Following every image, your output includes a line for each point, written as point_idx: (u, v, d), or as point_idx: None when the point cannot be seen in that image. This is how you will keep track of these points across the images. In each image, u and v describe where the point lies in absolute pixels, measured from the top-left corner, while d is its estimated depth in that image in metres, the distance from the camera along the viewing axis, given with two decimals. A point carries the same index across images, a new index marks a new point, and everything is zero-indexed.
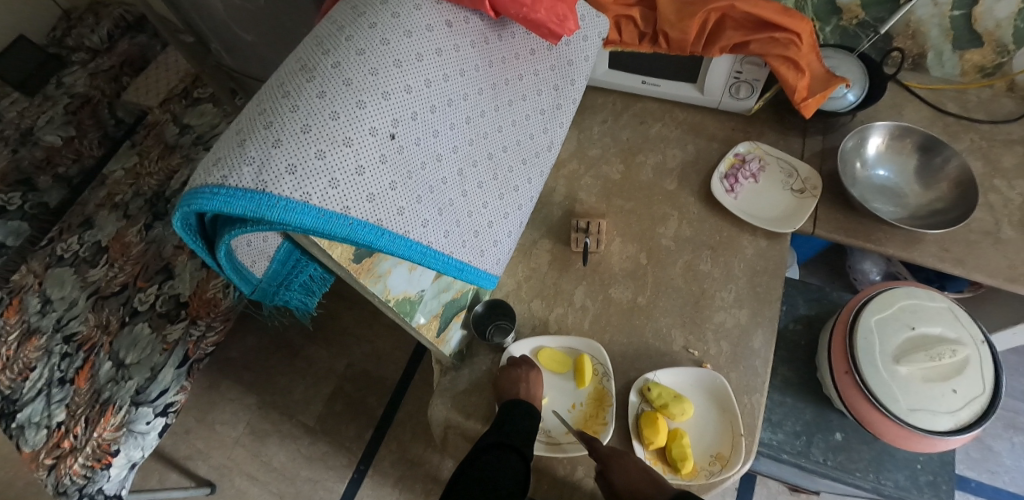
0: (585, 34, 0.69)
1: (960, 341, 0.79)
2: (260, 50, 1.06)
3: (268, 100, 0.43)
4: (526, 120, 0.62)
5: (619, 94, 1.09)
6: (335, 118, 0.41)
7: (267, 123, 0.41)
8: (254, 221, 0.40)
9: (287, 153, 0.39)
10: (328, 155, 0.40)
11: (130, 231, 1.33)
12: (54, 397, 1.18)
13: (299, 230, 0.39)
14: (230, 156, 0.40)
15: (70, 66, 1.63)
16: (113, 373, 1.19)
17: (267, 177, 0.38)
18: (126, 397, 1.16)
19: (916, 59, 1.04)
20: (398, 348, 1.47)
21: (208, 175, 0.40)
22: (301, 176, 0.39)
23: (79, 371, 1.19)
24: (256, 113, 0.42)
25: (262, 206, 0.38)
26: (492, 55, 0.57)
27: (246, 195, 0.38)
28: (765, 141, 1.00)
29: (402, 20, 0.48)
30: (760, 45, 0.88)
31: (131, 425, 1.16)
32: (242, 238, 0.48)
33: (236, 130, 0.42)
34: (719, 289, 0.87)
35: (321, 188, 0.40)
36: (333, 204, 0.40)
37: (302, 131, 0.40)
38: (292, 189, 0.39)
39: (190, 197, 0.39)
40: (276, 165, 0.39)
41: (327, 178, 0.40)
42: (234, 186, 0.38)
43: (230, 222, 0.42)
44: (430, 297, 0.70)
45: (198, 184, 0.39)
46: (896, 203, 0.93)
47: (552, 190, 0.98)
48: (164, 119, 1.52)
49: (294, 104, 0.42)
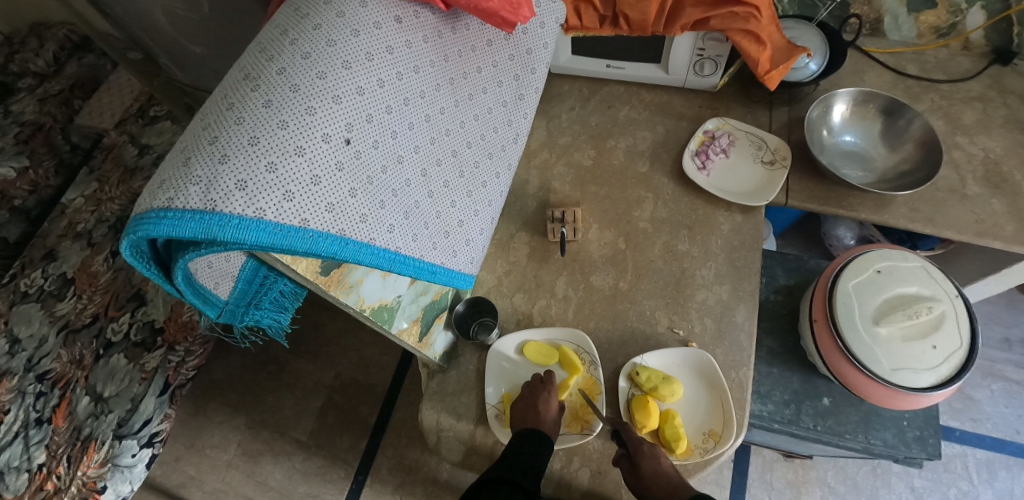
0: (542, 20, 0.68)
1: (935, 297, 0.80)
2: (211, 62, 1.03)
3: (212, 114, 0.41)
4: (487, 113, 0.61)
5: (585, 80, 1.08)
6: (284, 127, 0.40)
7: (212, 138, 0.39)
8: (208, 243, 0.38)
9: (235, 168, 0.38)
10: (280, 167, 0.39)
11: (95, 260, 1.27)
12: (33, 439, 1.08)
13: (257, 248, 0.38)
14: (175, 176, 0.38)
15: (15, 93, 1.54)
16: (92, 408, 1.16)
17: (216, 196, 0.37)
18: (108, 431, 1.15)
19: (874, 24, 1.04)
20: (385, 354, 1.46)
21: (153, 198, 0.38)
22: (252, 191, 0.37)
23: (57, 410, 1.12)
24: (201, 128, 0.40)
25: (213, 226, 0.36)
26: (447, 49, 0.55)
27: (196, 216, 0.36)
28: (732, 116, 1.00)
29: (348, 20, 0.46)
30: (721, 20, 0.87)
31: (116, 459, 1.17)
32: (199, 262, 0.45)
33: (181, 148, 0.40)
34: (698, 268, 0.87)
35: (276, 202, 0.38)
36: (290, 217, 0.39)
37: (250, 144, 0.39)
38: (244, 205, 0.37)
39: (136, 223, 0.37)
40: (225, 181, 0.37)
41: (280, 191, 0.38)
42: (181, 208, 0.36)
43: (184, 246, 0.40)
44: (409, 301, 0.68)
45: (144, 209, 0.37)
46: (865, 168, 0.94)
47: (525, 182, 0.97)
48: (121, 142, 1.47)
49: (240, 116, 0.40)
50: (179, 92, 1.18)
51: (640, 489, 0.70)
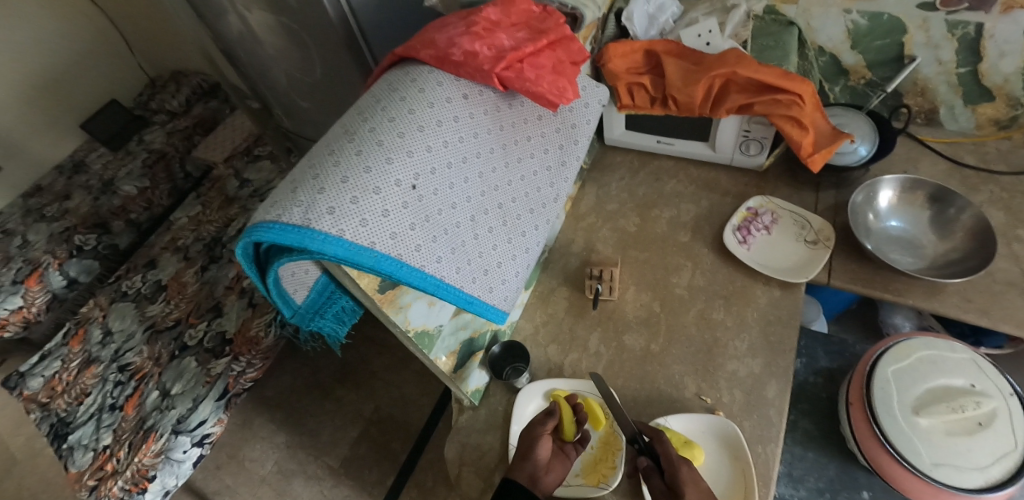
0: (587, 101, 0.78)
1: (985, 392, 0.77)
2: (313, 114, 1.19)
3: (316, 157, 0.53)
4: (534, 175, 0.70)
5: (637, 154, 1.16)
6: (368, 171, 0.51)
7: (315, 174, 0.51)
8: (299, 251, 0.49)
9: (328, 197, 0.48)
10: (361, 200, 0.49)
11: (187, 272, 1.49)
12: (104, 422, 1.26)
13: (335, 260, 0.48)
14: (284, 199, 0.49)
15: (151, 126, 1.92)
16: (159, 402, 1.27)
17: (312, 216, 0.47)
18: (168, 425, 1.23)
19: (928, 114, 1.07)
20: (424, 395, 1.52)
21: (266, 214, 0.49)
22: (338, 216, 0.48)
23: (129, 399, 1.28)
24: (307, 167, 0.52)
25: (306, 238, 0.46)
26: (505, 120, 0.66)
27: (295, 229, 0.47)
28: (778, 196, 1.03)
29: (427, 94, 0.58)
30: (764, 106, 0.92)
31: (169, 452, 1.21)
32: (286, 268, 0.55)
33: (290, 180, 0.52)
34: (731, 338, 0.89)
35: (354, 226, 0.48)
36: (363, 239, 0.49)
37: (341, 181, 0.50)
38: (331, 226, 0.47)
39: (251, 230, 0.48)
40: (319, 207, 0.48)
41: (359, 218, 0.49)
42: (286, 222, 0.47)
43: (280, 252, 0.50)
44: (448, 333, 0.75)
45: (258, 221, 0.49)
46: (915, 255, 0.93)
47: (570, 242, 1.04)
48: (226, 174, 1.72)
49: (337, 160, 0.52)
50: (285, 138, 1.38)
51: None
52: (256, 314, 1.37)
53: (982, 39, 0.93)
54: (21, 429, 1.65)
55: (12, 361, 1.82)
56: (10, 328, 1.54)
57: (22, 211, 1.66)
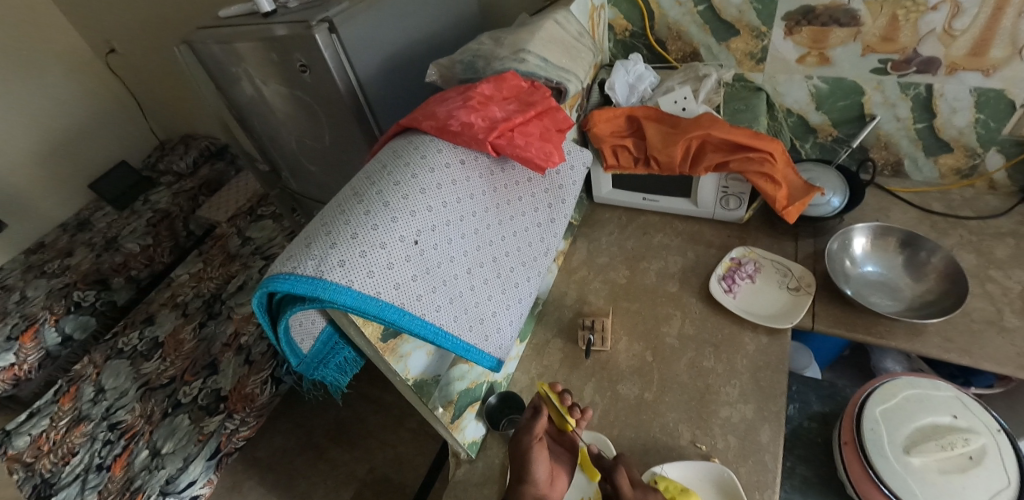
0: (572, 163, 0.84)
1: (973, 429, 0.79)
2: (320, 177, 1.26)
3: (328, 216, 0.59)
4: (526, 230, 0.76)
5: (625, 210, 1.23)
6: (375, 228, 0.56)
7: (327, 231, 0.56)
8: (310, 300, 0.53)
9: (340, 251, 0.54)
10: (368, 254, 0.54)
11: (185, 329, 1.51)
12: (90, 482, 1.25)
13: (343, 307, 0.52)
14: (299, 253, 0.54)
15: (158, 188, 2.02)
16: (148, 462, 1.26)
17: (324, 268, 0.52)
18: (156, 486, 1.21)
19: (895, 166, 1.14)
20: (421, 453, 1.50)
21: (282, 266, 0.54)
22: (348, 268, 0.53)
23: (117, 459, 1.28)
24: (320, 224, 0.58)
25: (318, 287, 0.51)
26: (499, 182, 0.72)
27: (308, 280, 0.52)
28: (760, 246, 1.09)
29: (428, 160, 0.65)
30: (739, 163, 0.99)
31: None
32: (295, 317, 0.59)
33: (303, 236, 0.57)
34: (723, 385, 0.91)
35: (362, 277, 0.53)
36: (369, 289, 0.54)
37: (351, 237, 0.55)
38: (341, 277, 0.52)
39: (268, 280, 0.53)
40: (331, 260, 0.53)
41: (366, 270, 0.54)
42: (300, 274, 0.52)
43: (291, 302, 0.55)
44: (446, 383, 0.78)
45: (274, 273, 0.54)
46: (893, 297, 0.97)
47: (563, 294, 1.09)
48: (229, 233, 1.79)
49: (347, 219, 0.57)
50: (291, 199, 1.45)
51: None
52: (252, 372, 1.38)
53: (934, 98, 1.02)
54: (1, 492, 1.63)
55: None
56: None
57: (23, 267, 1.77)
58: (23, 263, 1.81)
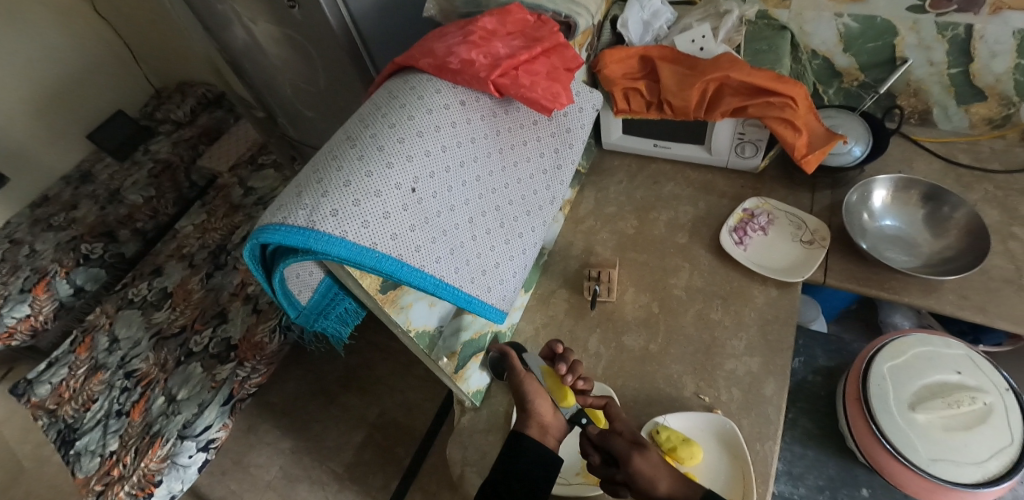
0: (581, 106, 0.79)
1: (981, 388, 0.78)
2: (319, 123, 1.21)
3: (320, 162, 0.55)
4: (531, 178, 0.72)
5: (635, 157, 1.18)
6: (369, 175, 0.53)
7: (318, 179, 0.53)
8: (303, 252, 0.51)
9: (332, 200, 0.51)
10: (362, 203, 0.51)
11: (192, 280, 1.50)
12: (111, 427, 1.28)
13: (338, 260, 0.50)
14: (290, 203, 0.51)
15: (156, 137, 1.97)
16: (165, 407, 1.28)
17: (316, 218, 0.50)
18: (174, 431, 1.23)
19: (923, 115, 1.08)
20: (427, 399, 1.53)
21: (272, 217, 0.51)
22: (341, 218, 0.50)
23: (135, 405, 1.30)
24: (311, 171, 0.55)
25: (310, 239, 0.49)
26: (502, 125, 0.68)
27: (300, 231, 0.49)
28: (775, 197, 1.05)
29: (425, 100, 0.60)
30: (758, 108, 0.94)
31: (174, 457, 1.21)
32: (291, 270, 0.56)
33: (294, 184, 0.54)
34: (729, 337, 0.90)
35: (356, 227, 0.51)
36: (365, 240, 0.51)
37: (344, 185, 0.52)
38: (334, 227, 0.50)
39: (258, 232, 0.51)
40: (323, 209, 0.50)
41: (361, 220, 0.51)
42: (291, 225, 0.50)
43: (285, 254, 0.52)
44: (449, 334, 0.78)
45: (264, 224, 0.51)
46: (910, 253, 0.94)
47: (569, 244, 1.06)
48: (231, 182, 1.75)
49: (339, 165, 0.54)
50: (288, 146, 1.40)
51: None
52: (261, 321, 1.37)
53: (973, 40, 0.95)
54: (29, 436, 1.67)
55: (19, 369, 1.84)
56: (18, 337, 1.55)
57: (29, 221, 1.70)
58: (29, 217, 1.75)
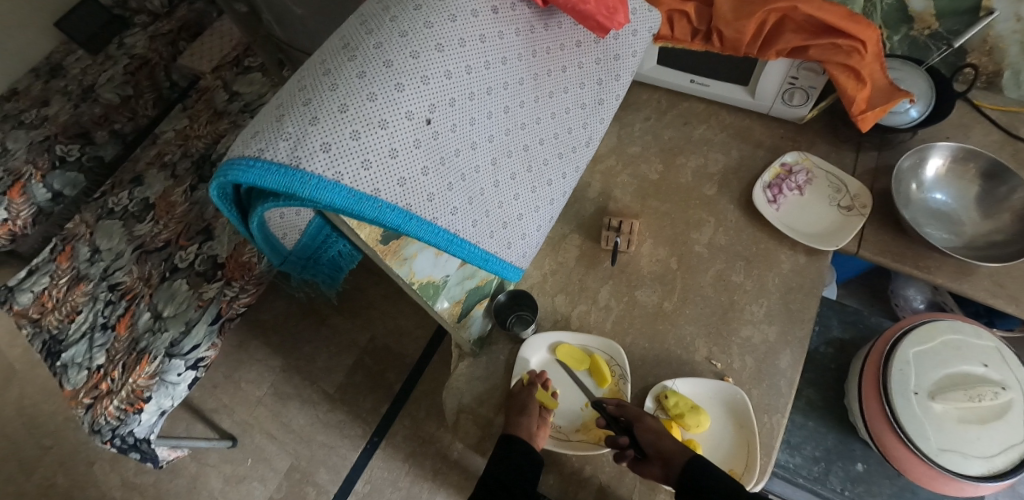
0: (636, 28, 0.67)
1: (1004, 383, 0.75)
2: (309, 23, 1.07)
3: (310, 77, 0.44)
4: (565, 113, 0.61)
5: (666, 92, 1.05)
6: (373, 99, 0.42)
7: (306, 99, 0.42)
8: (286, 196, 0.41)
9: (323, 130, 0.40)
10: (362, 136, 0.41)
11: (176, 191, 1.35)
12: (97, 341, 1.19)
13: (329, 209, 0.41)
14: (268, 129, 0.41)
15: (131, 28, 1.56)
16: (151, 324, 1.20)
17: (302, 154, 0.40)
18: (161, 348, 1.16)
19: (991, 77, 0.98)
20: (419, 327, 1.49)
21: (245, 147, 0.41)
22: (334, 155, 0.40)
23: (121, 319, 1.21)
24: (298, 89, 0.44)
25: (293, 181, 0.39)
26: (537, 44, 0.56)
27: (280, 169, 0.39)
28: (815, 153, 0.95)
29: (447, 4, 0.48)
30: (820, 51, 0.82)
31: (163, 374, 1.15)
32: (274, 211, 0.49)
33: (276, 104, 0.43)
34: (749, 303, 0.85)
35: (353, 169, 0.41)
36: (364, 185, 0.41)
37: (339, 110, 0.41)
38: (325, 167, 0.40)
39: (227, 167, 0.41)
40: (312, 142, 0.40)
41: (360, 158, 0.41)
42: (270, 160, 0.40)
43: (262, 196, 0.43)
44: (454, 283, 0.70)
45: (236, 155, 0.41)
46: (951, 231, 0.87)
47: (586, 185, 0.97)
48: (215, 86, 1.51)
49: (334, 83, 0.43)
50: (275, 46, 1.22)
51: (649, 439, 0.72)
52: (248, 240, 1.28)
53: None
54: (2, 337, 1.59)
55: None
56: None
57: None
58: None
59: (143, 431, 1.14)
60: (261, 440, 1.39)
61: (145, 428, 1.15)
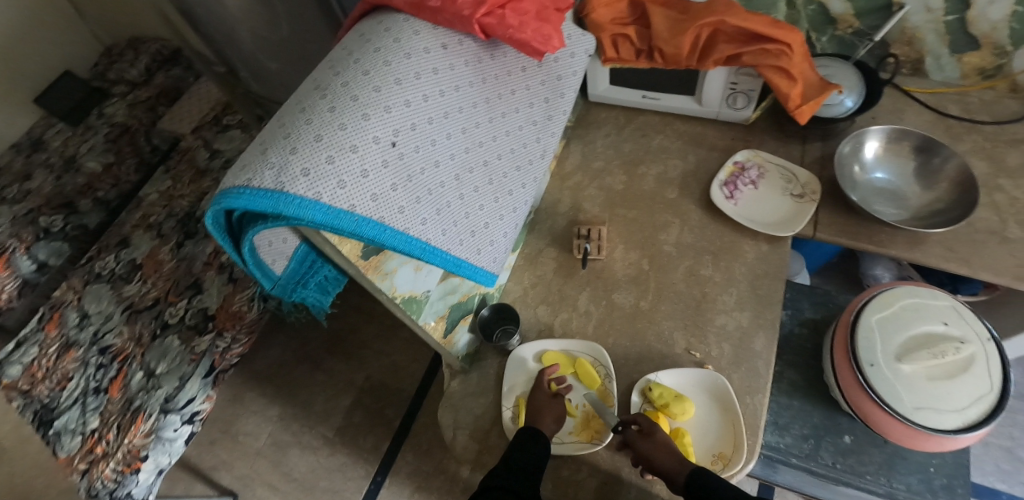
0: (573, 51, 0.74)
1: (965, 338, 0.79)
2: (284, 76, 1.14)
3: (286, 115, 0.50)
4: (520, 130, 0.67)
5: (622, 109, 1.13)
6: (343, 128, 0.47)
7: (285, 134, 0.47)
8: (273, 218, 0.46)
9: (302, 158, 0.45)
10: (337, 160, 0.46)
11: (163, 250, 1.38)
12: (89, 405, 1.21)
13: (313, 225, 0.45)
14: (253, 163, 0.46)
15: (111, 98, 1.68)
16: (144, 382, 1.22)
17: (285, 179, 0.44)
18: (156, 405, 1.18)
19: (915, 64, 1.06)
20: (415, 361, 1.51)
21: (235, 179, 0.46)
22: (313, 178, 0.45)
23: (113, 381, 1.23)
24: (277, 126, 0.49)
25: (279, 203, 0.44)
26: (487, 72, 0.62)
27: (267, 194, 0.44)
28: (765, 150, 1.02)
29: (402, 44, 0.54)
30: (752, 56, 0.90)
31: (159, 432, 1.17)
32: (263, 238, 0.53)
33: (259, 141, 0.49)
34: (720, 293, 0.89)
35: (331, 188, 0.45)
36: (341, 202, 0.46)
37: (314, 140, 0.46)
38: (306, 189, 0.45)
39: (220, 197, 0.46)
40: (293, 169, 0.45)
41: (336, 179, 0.46)
42: (257, 187, 0.44)
43: (253, 220, 0.48)
44: (437, 298, 0.75)
45: (227, 187, 0.46)
46: (899, 206, 0.94)
47: (556, 201, 1.02)
48: (195, 146, 1.58)
49: (308, 118, 0.48)
50: (253, 102, 1.29)
51: (648, 456, 0.72)
52: (238, 290, 1.31)
53: None
54: None
55: None
56: None
57: None
58: None
59: (141, 491, 1.16)
60: (263, 492, 1.38)
61: (143, 488, 1.17)
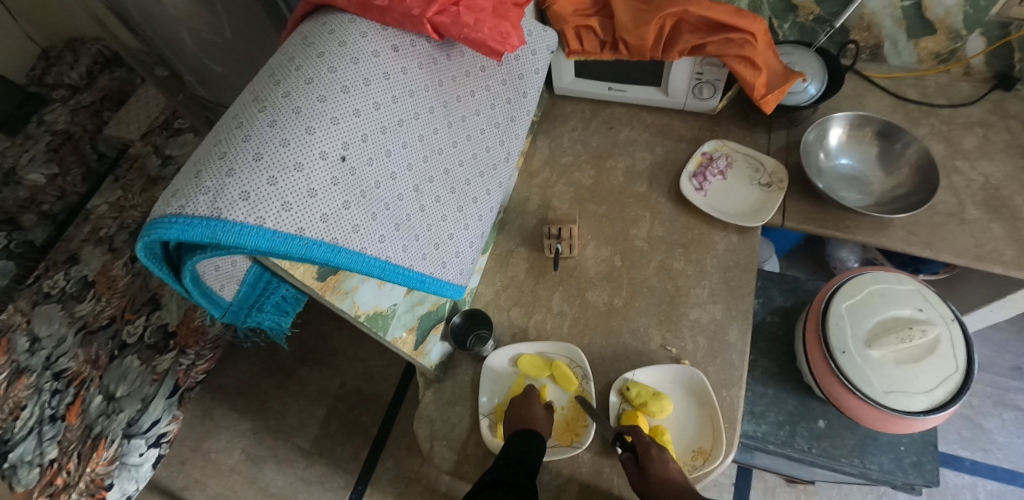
0: (534, 48, 0.72)
1: (930, 321, 0.80)
2: (232, 78, 1.08)
3: (222, 131, 0.46)
4: (481, 133, 0.64)
5: (588, 102, 1.11)
6: (285, 144, 0.44)
7: (221, 153, 0.44)
8: (213, 246, 0.43)
9: (240, 180, 0.42)
10: (280, 181, 0.43)
11: (115, 265, 1.30)
12: (47, 435, 1.13)
13: (257, 253, 0.42)
14: (186, 187, 0.42)
15: (50, 104, 1.58)
16: (104, 407, 1.18)
17: (222, 205, 0.41)
18: (118, 430, 1.17)
19: (873, 49, 1.07)
20: (389, 365, 1.48)
21: (166, 206, 0.42)
22: (254, 202, 0.42)
23: (71, 408, 1.16)
24: (212, 145, 0.45)
25: (216, 231, 0.40)
26: (442, 74, 0.59)
27: (202, 222, 0.40)
28: (732, 139, 1.02)
29: (348, 48, 0.51)
30: (717, 46, 0.89)
31: (123, 457, 1.18)
32: (208, 264, 0.50)
33: (193, 162, 0.45)
34: (693, 286, 0.89)
35: (275, 212, 0.42)
36: (288, 226, 0.43)
37: (253, 159, 0.43)
38: (246, 214, 0.41)
39: (150, 227, 0.42)
40: (230, 192, 0.41)
41: (280, 202, 0.43)
42: (191, 215, 0.41)
43: (191, 249, 0.44)
44: (404, 311, 0.72)
45: (158, 215, 0.42)
46: (862, 192, 0.95)
47: (526, 199, 1.00)
48: (145, 152, 1.49)
49: (246, 134, 0.44)
50: (201, 107, 1.23)
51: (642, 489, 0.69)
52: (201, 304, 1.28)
53: None
54: None
55: None
56: None
57: None
58: None
59: None
60: None
61: None
